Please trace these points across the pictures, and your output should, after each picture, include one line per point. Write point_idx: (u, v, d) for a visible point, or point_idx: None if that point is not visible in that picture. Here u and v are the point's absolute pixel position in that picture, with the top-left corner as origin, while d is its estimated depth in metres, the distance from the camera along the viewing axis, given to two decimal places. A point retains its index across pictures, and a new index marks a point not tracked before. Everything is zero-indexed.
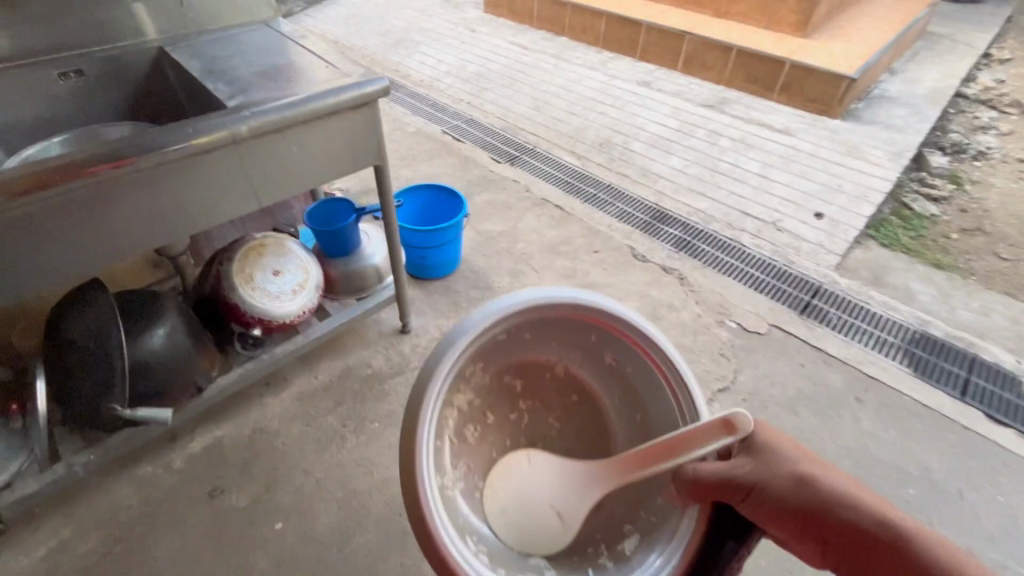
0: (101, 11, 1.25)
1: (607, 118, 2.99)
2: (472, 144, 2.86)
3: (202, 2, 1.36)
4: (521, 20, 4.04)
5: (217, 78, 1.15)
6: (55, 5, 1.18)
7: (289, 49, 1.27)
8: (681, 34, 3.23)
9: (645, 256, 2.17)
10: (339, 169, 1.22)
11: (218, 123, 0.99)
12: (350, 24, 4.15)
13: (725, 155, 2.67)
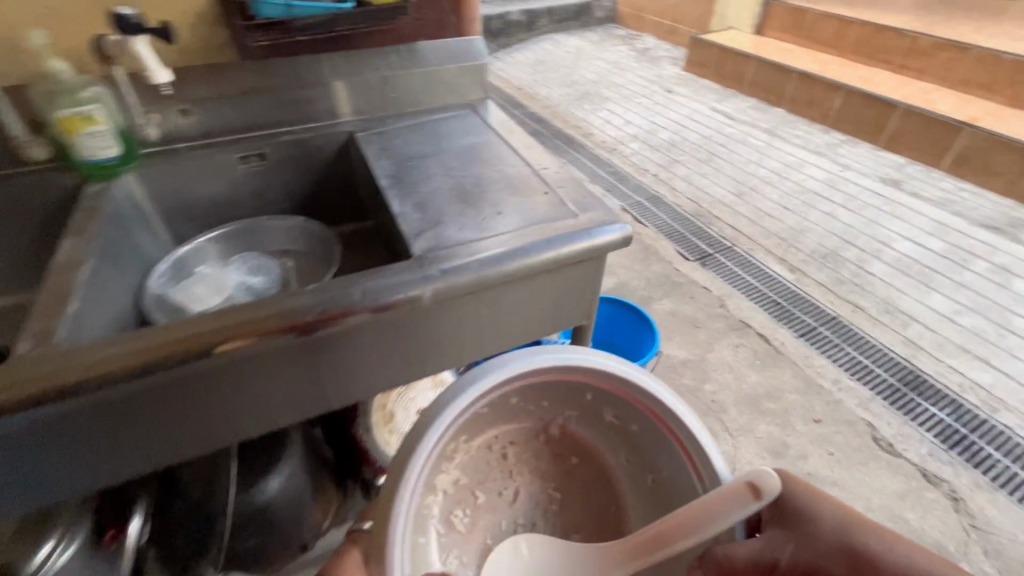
0: (301, 87, 1.04)
1: (836, 222, 2.37)
2: (656, 229, 2.43)
3: (412, 80, 1.10)
4: (728, 83, 3.55)
5: (405, 194, 0.88)
6: (254, 82, 1.00)
7: (499, 155, 0.98)
8: (958, 126, 2.49)
9: (894, 446, 1.54)
10: (534, 332, 0.88)
11: (395, 283, 0.70)
12: (537, 71, 4.01)
13: (1023, 306, 1.91)
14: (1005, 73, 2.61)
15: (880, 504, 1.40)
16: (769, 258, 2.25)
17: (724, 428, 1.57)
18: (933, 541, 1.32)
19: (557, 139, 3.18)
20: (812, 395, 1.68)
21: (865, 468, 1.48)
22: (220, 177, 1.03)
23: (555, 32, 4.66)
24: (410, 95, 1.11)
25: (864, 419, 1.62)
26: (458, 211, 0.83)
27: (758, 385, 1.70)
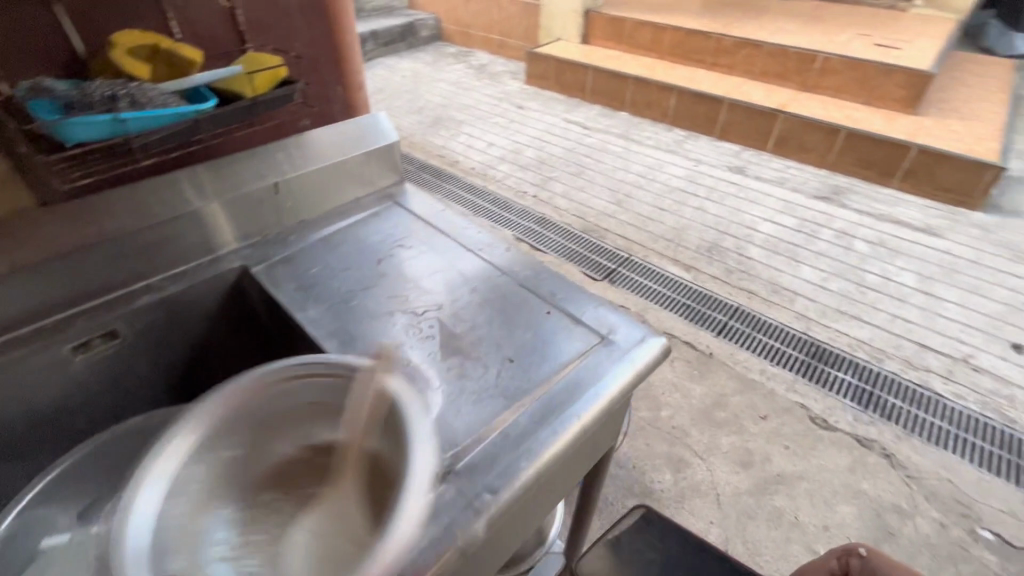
0: (164, 228, 0.78)
1: (706, 215, 2.57)
2: (556, 254, 2.38)
3: (308, 181, 0.89)
4: (571, 93, 3.68)
5: (358, 354, 0.62)
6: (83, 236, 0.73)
7: (462, 264, 0.78)
8: (773, 113, 2.86)
9: (828, 421, 1.68)
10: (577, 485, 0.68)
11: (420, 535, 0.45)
12: (379, 101, 3.75)
13: (866, 263, 2.24)
14: (792, 63, 3.07)
15: (841, 485, 1.50)
16: (665, 261, 2.34)
17: (694, 453, 1.56)
18: (890, 505, 1.45)
19: (424, 173, 2.98)
20: (750, 392, 1.76)
21: (816, 451, 1.58)
22: (56, 382, 0.74)
23: (384, 57, 4.43)
24: (306, 200, 0.90)
25: (797, 401, 1.74)
26: (448, 364, 0.61)
27: (704, 397, 1.73)
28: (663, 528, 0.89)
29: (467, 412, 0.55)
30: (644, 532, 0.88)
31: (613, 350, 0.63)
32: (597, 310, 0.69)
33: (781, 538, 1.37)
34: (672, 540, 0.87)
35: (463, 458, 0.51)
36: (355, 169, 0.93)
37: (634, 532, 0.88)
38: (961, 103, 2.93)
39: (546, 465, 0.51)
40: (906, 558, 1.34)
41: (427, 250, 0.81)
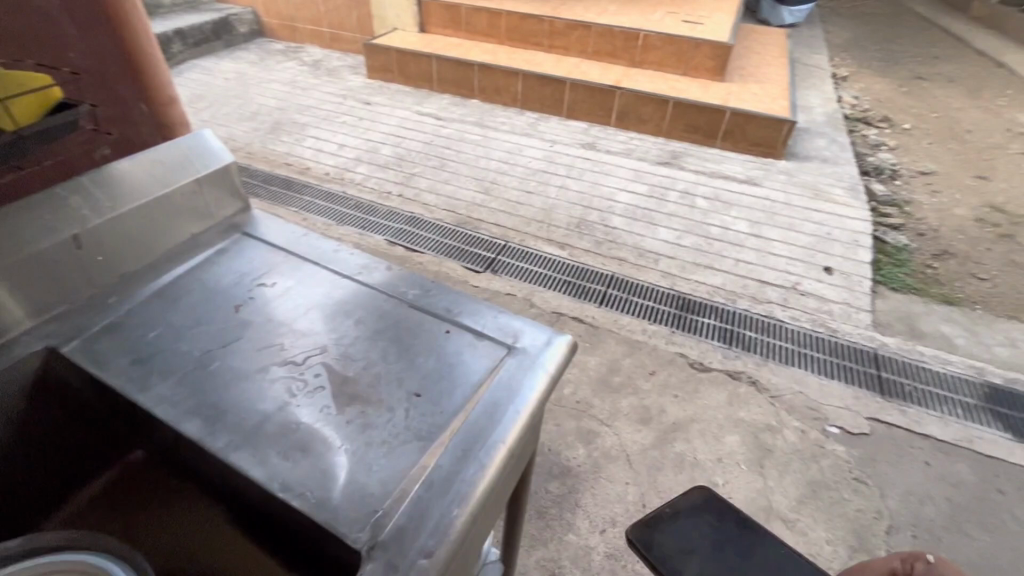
0: None
1: (570, 192, 2.68)
2: (433, 252, 2.31)
3: (122, 224, 0.71)
4: (418, 84, 3.57)
5: (234, 429, 0.52)
6: None
7: (341, 293, 0.69)
8: (611, 90, 3.07)
9: (704, 363, 1.87)
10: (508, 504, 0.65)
11: None
12: (202, 110, 3.29)
13: (709, 217, 2.53)
14: (619, 42, 3.31)
15: (724, 417, 1.68)
16: (540, 243, 2.40)
17: (600, 422, 1.64)
18: (763, 425, 1.67)
19: (272, 186, 2.69)
20: (637, 353, 1.89)
21: (699, 393, 1.76)
22: None
23: (198, 59, 3.89)
24: (125, 249, 0.72)
25: (676, 352, 1.91)
26: (346, 416, 0.54)
27: (599, 366, 1.82)
28: (733, 514, 0.61)
29: (380, 466, 0.49)
30: (705, 519, 0.61)
31: (522, 359, 0.60)
32: (498, 317, 0.66)
33: (686, 480, 1.49)
34: (742, 530, 0.60)
35: (386, 523, 0.45)
36: (185, 202, 0.78)
37: (691, 516, 0.61)
38: (756, 68, 3.42)
39: (479, 503, 0.47)
40: (782, 467, 1.55)
41: (296, 284, 0.71)
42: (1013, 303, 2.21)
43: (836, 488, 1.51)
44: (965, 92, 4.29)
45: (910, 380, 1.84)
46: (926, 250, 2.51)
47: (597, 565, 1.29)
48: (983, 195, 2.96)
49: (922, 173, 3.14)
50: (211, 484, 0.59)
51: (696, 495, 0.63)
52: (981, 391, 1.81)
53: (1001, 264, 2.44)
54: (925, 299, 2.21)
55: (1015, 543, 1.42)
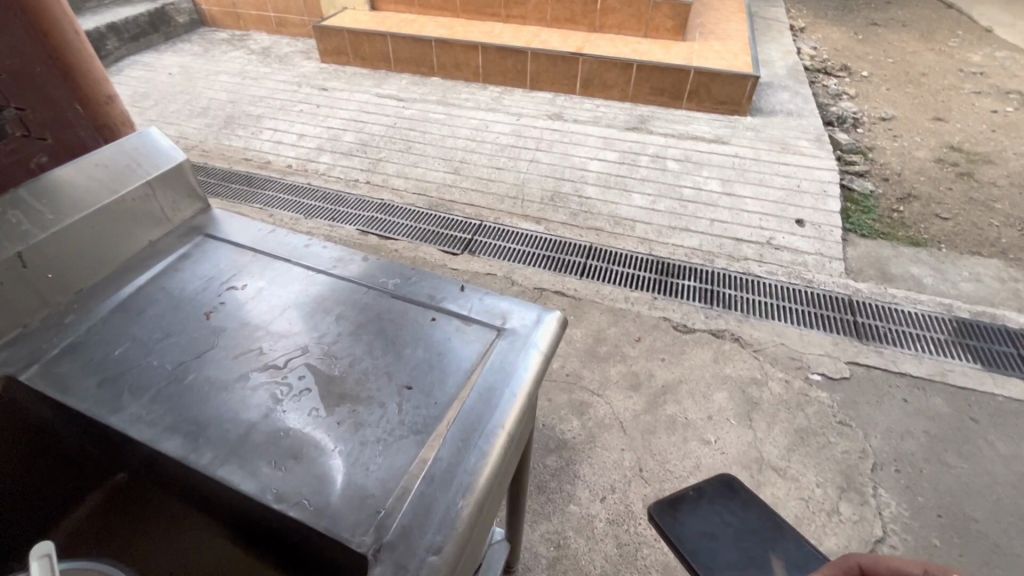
0: None
1: (541, 165, 2.64)
2: (408, 238, 2.27)
3: (72, 235, 0.66)
4: (374, 65, 3.44)
5: (218, 443, 0.49)
6: None
7: (317, 289, 0.66)
8: (573, 57, 3.01)
9: (688, 325, 1.89)
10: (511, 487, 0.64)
11: None
12: (148, 109, 3.13)
13: (682, 180, 2.53)
14: (578, 7, 3.23)
15: (711, 375, 1.71)
16: (516, 219, 2.37)
17: (591, 392, 1.65)
18: (749, 380, 1.70)
19: (233, 183, 2.59)
20: (622, 321, 1.90)
21: (685, 355, 1.78)
22: None
23: (138, 55, 3.67)
24: (75, 263, 0.67)
25: (660, 316, 1.93)
26: (337, 417, 0.51)
27: (586, 337, 1.83)
28: (746, 498, 0.78)
29: (378, 465, 0.47)
30: (724, 498, 0.78)
31: (512, 340, 0.59)
32: (483, 300, 0.64)
33: (680, 440, 1.52)
34: (755, 510, 0.77)
35: (390, 524, 0.43)
36: (138, 208, 0.73)
37: (711, 498, 0.78)
38: (716, 25, 3.39)
39: (483, 492, 0.46)
40: (771, 418, 1.59)
41: (268, 283, 0.67)
42: (975, 239, 2.29)
43: (823, 433, 1.56)
44: (918, 35, 4.35)
45: (884, 322, 1.89)
46: (891, 194, 2.56)
47: (601, 531, 1.31)
48: (940, 136, 3.03)
49: (882, 119, 3.19)
50: (201, 500, 0.57)
51: (719, 480, 0.80)
52: (951, 326, 1.88)
53: (962, 202, 2.51)
54: (893, 243, 2.27)
55: (990, 467, 1.49)
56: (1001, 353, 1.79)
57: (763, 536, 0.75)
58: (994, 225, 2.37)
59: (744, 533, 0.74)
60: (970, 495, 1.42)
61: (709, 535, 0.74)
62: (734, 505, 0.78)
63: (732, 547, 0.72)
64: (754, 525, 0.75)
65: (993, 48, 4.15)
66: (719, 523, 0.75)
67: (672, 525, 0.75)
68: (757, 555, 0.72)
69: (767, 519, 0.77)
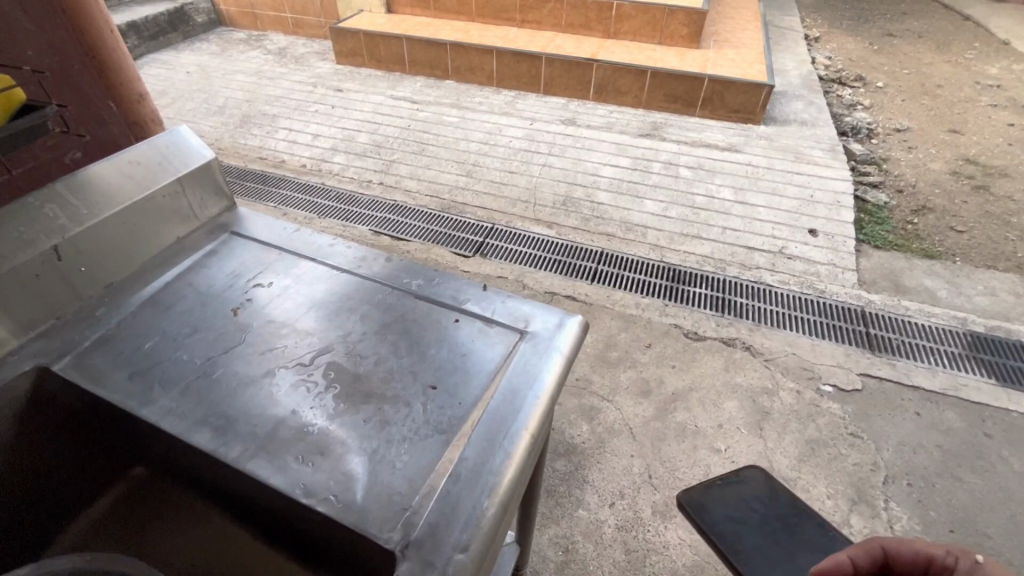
0: None
1: (553, 170, 2.65)
2: (420, 240, 2.28)
3: (106, 230, 0.68)
4: (389, 68, 3.47)
5: (246, 437, 0.50)
6: None
7: (341, 288, 0.67)
8: (587, 63, 3.02)
9: (699, 332, 1.89)
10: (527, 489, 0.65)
11: None
12: (166, 107, 3.17)
13: (694, 187, 2.53)
14: (593, 13, 3.25)
15: (721, 384, 1.71)
16: (527, 223, 2.38)
17: (601, 398, 1.64)
18: (760, 389, 1.69)
19: (248, 182, 2.62)
20: (633, 327, 1.90)
21: (696, 362, 1.78)
22: None
23: (157, 53, 3.72)
24: (106, 258, 0.69)
25: (671, 323, 1.92)
26: (363, 415, 0.52)
27: (596, 342, 1.83)
28: (773, 488, 0.81)
29: (404, 463, 0.48)
30: (750, 488, 0.81)
31: (535, 343, 0.59)
32: (506, 302, 0.65)
33: (690, 448, 1.52)
34: (782, 500, 0.80)
35: (417, 522, 0.44)
36: (167, 205, 0.75)
37: (739, 488, 0.81)
38: (731, 34, 3.39)
39: (507, 493, 0.47)
40: (781, 428, 1.58)
41: (293, 281, 0.68)
42: (990, 253, 2.27)
43: (834, 444, 1.55)
44: (934, 47, 4.33)
45: (896, 334, 1.88)
46: (905, 206, 2.55)
47: (609, 537, 1.31)
48: (956, 148, 3.01)
49: (897, 130, 3.17)
50: (225, 495, 0.57)
51: (747, 471, 0.83)
52: (965, 340, 1.86)
53: (977, 216, 2.49)
54: (906, 255, 2.25)
55: (1004, 483, 1.47)
56: (1016, 368, 1.78)
57: (789, 523, 0.77)
58: (1010, 239, 2.35)
59: (771, 521, 0.77)
60: (984, 511, 1.41)
61: (737, 521, 0.76)
62: (761, 494, 0.80)
63: (759, 533, 0.74)
64: (779, 512, 0.78)
65: (1010, 61, 4.12)
66: (745, 510, 0.78)
67: (701, 511, 0.77)
68: (783, 540, 0.74)
69: (792, 508, 0.80)
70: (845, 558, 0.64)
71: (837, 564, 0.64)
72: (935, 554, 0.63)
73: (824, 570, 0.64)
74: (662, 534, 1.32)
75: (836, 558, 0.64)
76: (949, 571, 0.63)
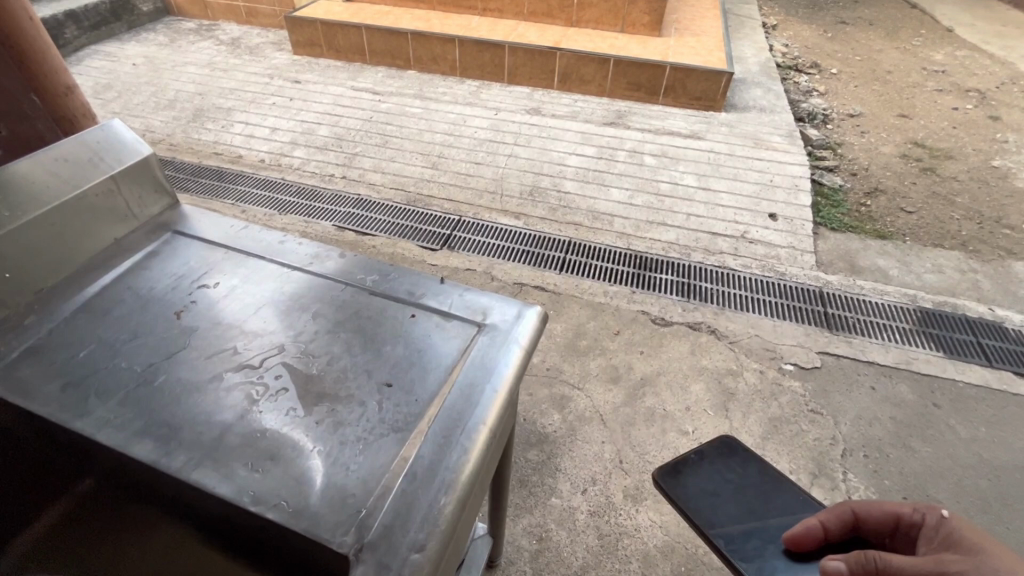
0: None
1: (519, 160, 2.64)
2: (386, 234, 2.25)
3: (31, 232, 0.64)
4: (349, 58, 3.37)
5: (190, 446, 0.48)
6: None
7: (292, 287, 0.65)
8: (551, 52, 3.00)
9: (666, 318, 1.92)
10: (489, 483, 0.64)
11: None
12: (111, 101, 3.02)
13: (659, 174, 2.55)
14: (555, 1, 3.22)
15: (688, 366, 1.74)
16: (494, 214, 2.38)
17: (571, 386, 1.66)
18: (725, 370, 1.74)
19: (204, 179, 2.54)
20: (601, 315, 1.92)
21: (663, 347, 1.81)
22: None
23: (100, 45, 3.53)
24: (34, 263, 0.64)
25: (638, 309, 1.95)
26: (316, 417, 0.50)
27: (566, 331, 1.84)
28: (745, 456, 0.83)
29: (358, 465, 0.47)
30: (723, 457, 0.83)
31: (494, 336, 0.59)
32: (463, 295, 0.64)
33: (658, 431, 1.55)
34: (752, 468, 0.81)
35: (369, 524, 0.43)
36: (100, 203, 0.71)
37: (713, 459, 0.82)
38: (692, 22, 3.41)
39: (466, 488, 0.46)
40: (746, 408, 1.63)
41: (239, 279, 0.66)
42: (937, 232, 2.37)
43: (796, 421, 1.60)
44: (884, 34, 4.48)
45: (852, 313, 1.96)
46: (859, 188, 2.64)
47: (582, 523, 1.33)
48: (904, 132, 3.12)
49: (851, 115, 3.28)
50: (175, 507, 0.55)
51: (718, 443, 0.85)
52: (915, 316, 1.96)
53: (925, 197, 2.61)
54: (861, 236, 2.33)
55: (952, 450, 1.55)
56: (961, 340, 1.87)
57: (765, 493, 0.78)
58: (955, 219, 2.46)
59: (744, 491, 0.78)
60: (935, 476, 1.49)
61: (711, 493, 0.78)
62: (733, 464, 0.82)
63: (734, 505, 0.76)
64: (754, 481, 0.79)
65: (953, 47, 4.30)
66: (719, 482, 0.80)
67: (675, 487, 0.79)
68: (759, 512, 0.75)
69: (767, 476, 0.81)
70: (816, 522, 0.70)
71: (808, 528, 0.70)
72: (902, 513, 0.69)
73: (798, 533, 0.70)
74: (633, 517, 1.35)
75: (808, 522, 0.71)
76: (915, 526, 0.68)
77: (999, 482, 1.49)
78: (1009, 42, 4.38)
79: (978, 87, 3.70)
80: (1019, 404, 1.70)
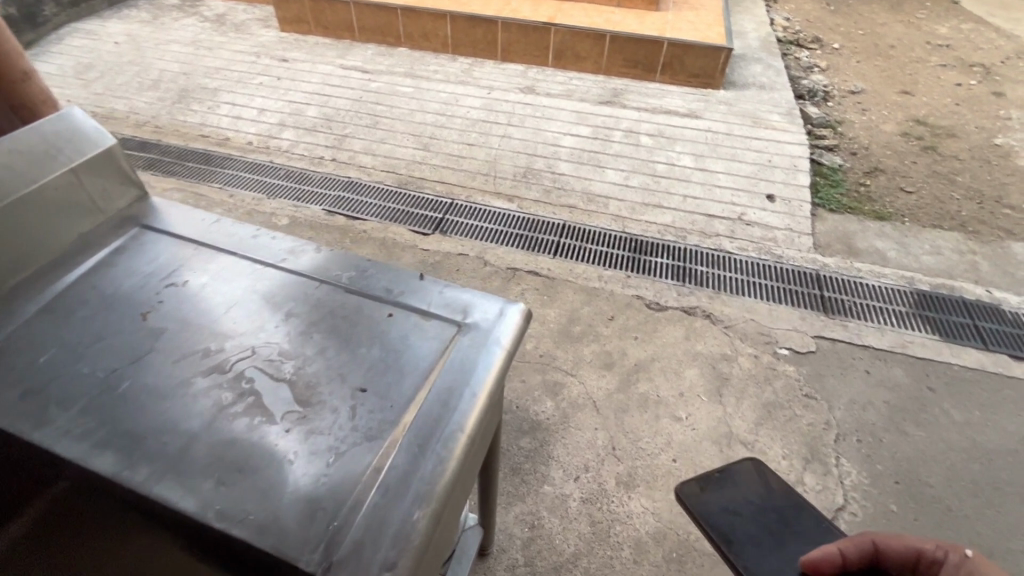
0: None
1: (513, 141, 2.58)
2: (377, 219, 2.21)
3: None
4: (338, 35, 3.27)
5: (154, 456, 0.46)
6: None
7: (265, 284, 0.62)
8: (545, 28, 2.91)
9: (661, 303, 1.91)
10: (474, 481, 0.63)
11: None
12: (94, 82, 2.94)
13: (655, 155, 2.49)
14: None
15: (682, 352, 1.73)
16: (488, 197, 2.35)
17: (565, 372, 1.65)
18: (719, 355, 1.73)
19: (190, 162, 2.49)
20: (595, 300, 1.90)
21: (658, 332, 1.79)
22: None
23: (80, 22, 3.42)
24: None
25: (633, 294, 1.93)
26: (285, 425, 0.49)
27: (559, 318, 1.82)
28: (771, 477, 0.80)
29: (329, 476, 0.45)
30: (749, 478, 0.80)
31: (475, 335, 0.57)
32: (444, 292, 0.62)
33: (652, 417, 1.54)
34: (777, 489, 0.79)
35: (339, 539, 0.41)
36: (63, 197, 0.68)
37: (738, 478, 0.80)
38: None
39: (441, 499, 0.45)
40: (740, 393, 1.62)
41: (207, 277, 0.63)
42: (936, 213, 2.34)
43: (790, 406, 1.60)
44: (888, 6, 4.35)
45: (849, 296, 1.95)
46: (858, 167, 2.59)
47: (574, 510, 1.33)
48: (907, 110, 3.06)
49: (852, 92, 3.21)
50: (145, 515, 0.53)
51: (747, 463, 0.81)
52: (912, 299, 1.95)
53: (925, 176, 2.57)
54: (860, 217, 2.30)
55: (945, 434, 1.55)
56: (958, 323, 1.86)
57: (786, 515, 0.76)
58: (955, 199, 2.43)
59: (766, 513, 0.76)
60: (927, 460, 1.49)
61: (732, 513, 0.76)
62: (758, 485, 0.79)
63: (753, 526, 0.74)
64: (777, 505, 0.77)
65: (959, 20, 4.19)
66: (743, 504, 0.77)
67: (698, 502, 0.77)
68: (777, 534, 0.74)
69: (790, 498, 0.78)
70: (836, 550, 0.67)
71: (828, 555, 0.67)
72: (924, 549, 0.68)
73: (815, 558, 0.67)
74: (626, 504, 1.35)
75: (827, 548, 0.68)
76: (935, 564, 0.68)
77: (990, 465, 1.49)
78: (1016, 15, 4.27)
79: (983, 63, 3.62)
80: (1014, 387, 1.69)
